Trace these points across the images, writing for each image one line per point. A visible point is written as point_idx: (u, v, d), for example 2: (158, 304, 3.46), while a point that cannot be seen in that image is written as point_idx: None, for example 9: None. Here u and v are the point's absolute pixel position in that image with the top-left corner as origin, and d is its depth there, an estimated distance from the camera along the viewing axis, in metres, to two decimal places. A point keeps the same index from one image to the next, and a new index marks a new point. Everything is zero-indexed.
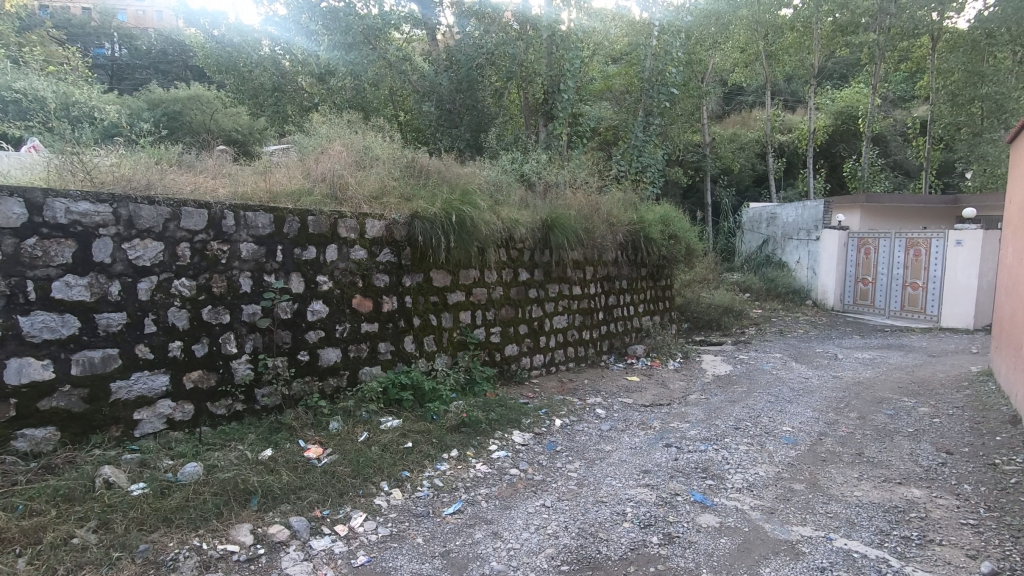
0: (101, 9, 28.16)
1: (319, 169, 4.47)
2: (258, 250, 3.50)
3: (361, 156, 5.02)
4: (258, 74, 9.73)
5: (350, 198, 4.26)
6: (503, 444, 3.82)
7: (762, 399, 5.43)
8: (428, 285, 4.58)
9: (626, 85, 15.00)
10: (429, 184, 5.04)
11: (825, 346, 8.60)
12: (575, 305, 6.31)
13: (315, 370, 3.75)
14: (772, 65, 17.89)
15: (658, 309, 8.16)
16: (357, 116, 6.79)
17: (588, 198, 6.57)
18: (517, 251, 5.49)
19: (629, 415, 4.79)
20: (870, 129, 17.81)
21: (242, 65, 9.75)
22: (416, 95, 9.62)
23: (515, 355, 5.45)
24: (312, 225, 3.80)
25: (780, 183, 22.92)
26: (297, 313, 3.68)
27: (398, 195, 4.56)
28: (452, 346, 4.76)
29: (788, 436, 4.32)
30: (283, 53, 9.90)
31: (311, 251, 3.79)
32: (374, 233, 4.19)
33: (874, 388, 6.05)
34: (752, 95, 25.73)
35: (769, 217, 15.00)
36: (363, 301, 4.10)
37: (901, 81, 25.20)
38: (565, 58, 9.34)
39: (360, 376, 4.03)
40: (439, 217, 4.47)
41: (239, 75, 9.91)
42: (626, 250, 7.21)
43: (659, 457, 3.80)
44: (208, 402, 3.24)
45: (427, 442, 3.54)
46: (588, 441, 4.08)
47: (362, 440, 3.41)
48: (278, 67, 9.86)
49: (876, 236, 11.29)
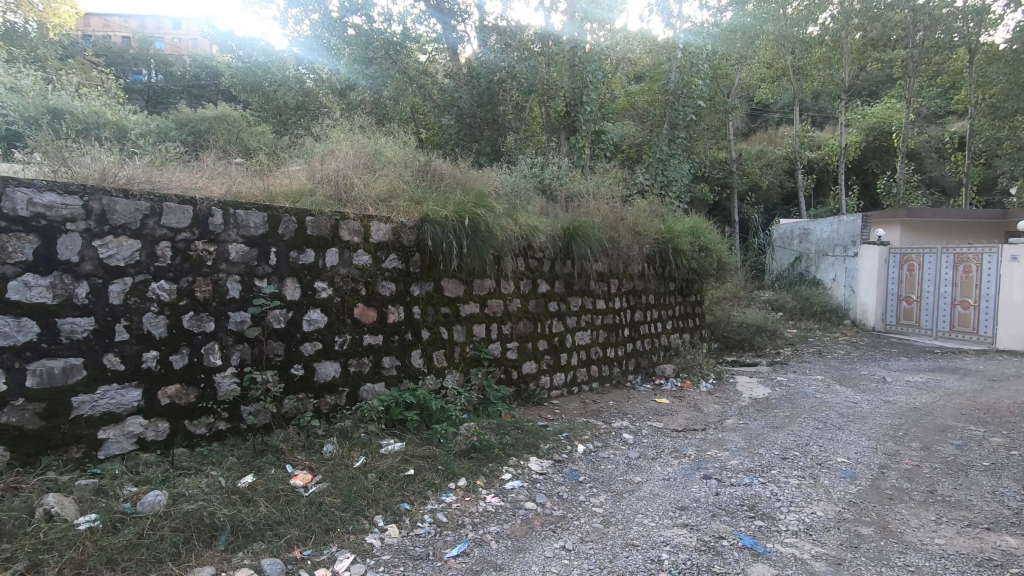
0: (138, 35, 28.98)
1: (323, 170, 4.18)
2: (249, 252, 3.19)
3: (370, 160, 4.71)
4: (281, 93, 9.89)
5: (354, 200, 3.96)
6: (518, 473, 3.37)
7: (808, 425, 4.86)
8: (439, 295, 4.21)
9: (649, 102, 14.70)
10: (442, 187, 4.70)
11: (870, 368, 7.95)
12: (599, 320, 5.87)
13: (310, 387, 3.39)
14: (799, 81, 17.47)
15: (687, 327, 7.65)
16: (371, 123, 6.55)
17: (613, 206, 6.17)
18: (535, 261, 5.11)
19: (659, 441, 4.30)
20: (904, 144, 17.10)
21: (267, 85, 10.02)
22: (434, 107, 9.40)
23: (534, 373, 5.02)
24: (310, 227, 3.48)
25: (810, 201, 22.21)
26: (292, 322, 3.34)
27: (408, 197, 4.23)
28: (464, 362, 4.36)
29: (845, 469, 3.77)
30: (307, 73, 10.12)
31: (309, 255, 3.46)
32: (379, 237, 3.85)
33: (933, 415, 5.42)
34: (778, 112, 25.26)
35: (802, 234, 14.36)
36: (366, 311, 3.75)
37: (935, 97, 24.33)
38: (587, 70, 9.09)
39: (360, 394, 3.64)
40: (450, 221, 4.13)
41: (263, 94, 10.08)
42: (653, 263, 6.77)
43: (696, 491, 3.31)
44: (186, 420, 2.88)
45: (431, 470, 3.13)
46: (615, 471, 3.61)
47: (357, 466, 3.01)
48: (301, 85, 10.03)
49: (920, 252, 10.61)
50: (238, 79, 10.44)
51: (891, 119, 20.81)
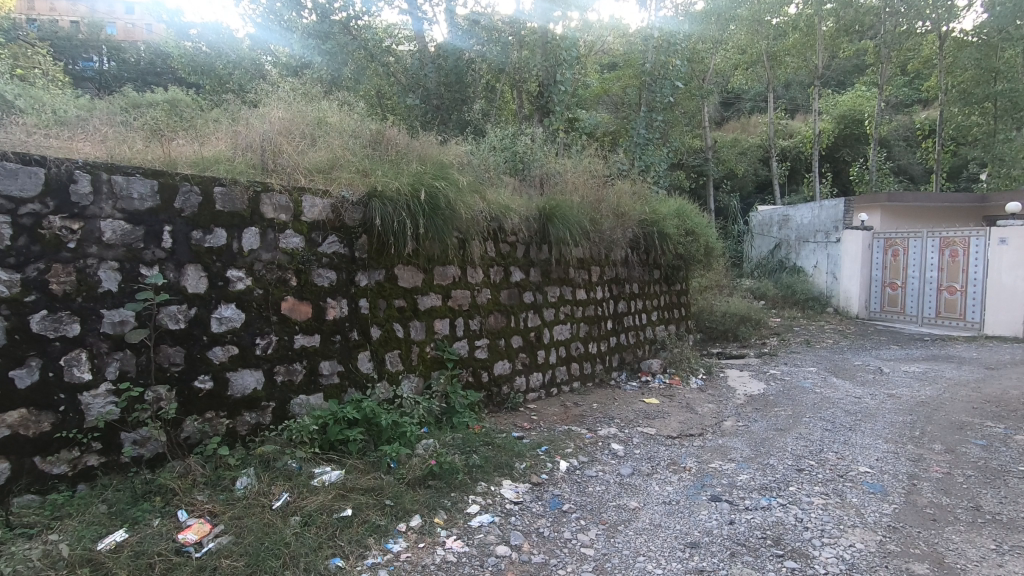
0: (86, 21, 26.88)
1: (247, 135, 3.45)
2: (132, 232, 2.46)
3: (310, 127, 3.98)
4: (235, 75, 9.17)
5: (284, 170, 3.24)
6: (488, 504, 2.71)
7: (816, 426, 4.31)
8: (392, 286, 3.51)
9: (625, 86, 14.09)
10: (396, 157, 3.99)
11: (863, 358, 7.52)
12: (579, 312, 5.24)
13: (221, 404, 2.67)
14: (773, 68, 17.12)
15: (673, 318, 7.09)
16: (320, 92, 5.76)
17: (594, 185, 5.52)
18: (508, 245, 4.45)
19: (654, 452, 3.70)
20: (877, 132, 16.91)
21: (221, 68, 9.33)
22: (396, 86, 8.54)
23: (507, 374, 4.36)
24: (219, 201, 2.76)
25: (784, 188, 22.04)
26: (195, 321, 2.62)
27: (353, 168, 3.53)
28: (424, 364, 3.68)
29: (872, 482, 3.23)
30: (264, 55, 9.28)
31: (218, 236, 2.75)
32: (314, 214, 3.15)
33: (943, 410, 4.95)
34: (751, 101, 25.05)
35: (782, 220, 14.00)
36: (298, 306, 3.03)
37: (902, 86, 24.36)
38: (561, 46, 8.22)
39: (291, 409, 2.92)
40: (403, 196, 3.44)
41: (217, 77, 9.37)
42: (636, 248, 6.17)
43: (706, 519, 2.72)
44: (36, 457, 2.16)
45: (375, 508, 2.44)
46: (606, 494, 2.99)
47: (276, 509, 2.32)
48: (259, 69, 9.23)
49: (905, 236, 10.29)
50: (186, 60, 9.56)
51: (863, 107, 20.69)
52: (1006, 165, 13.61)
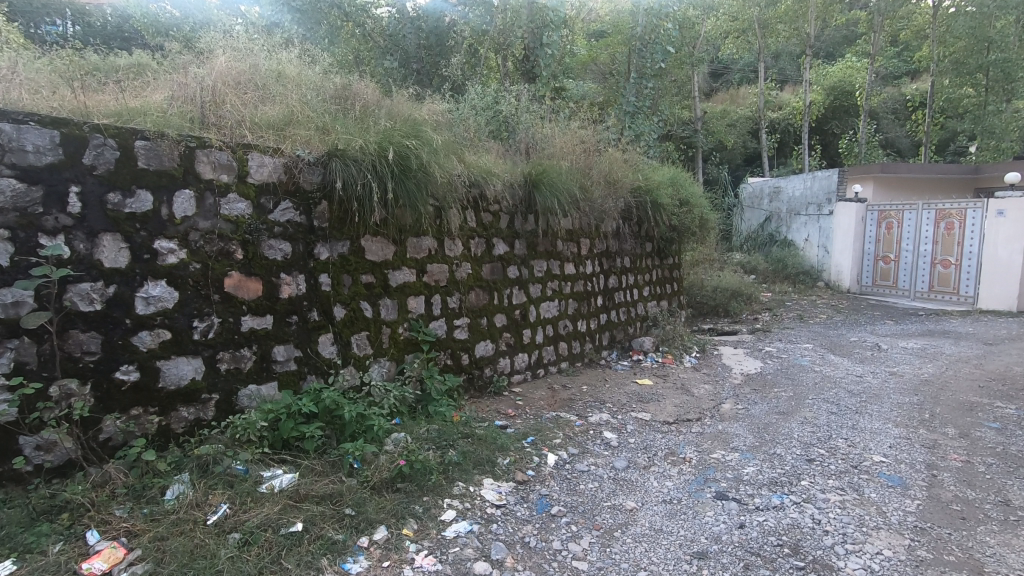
0: None
1: (185, 85, 2.96)
2: (26, 193, 2.03)
3: (262, 79, 3.48)
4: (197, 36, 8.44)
5: (227, 124, 2.78)
6: (466, 508, 2.37)
7: (821, 410, 4.03)
8: (357, 259, 3.09)
9: (612, 54, 13.49)
10: (363, 113, 3.53)
11: (859, 334, 7.29)
12: (568, 288, 4.88)
13: (150, 398, 2.27)
14: (765, 36, 16.48)
15: (666, 294, 6.76)
16: (281, 44, 5.18)
17: (583, 150, 5.09)
18: (489, 215, 4.04)
19: (650, 441, 3.38)
20: (867, 103, 16.49)
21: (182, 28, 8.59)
22: (374, 52, 7.67)
23: (490, 356, 3.99)
24: (142, 158, 2.31)
25: (773, 161, 21.70)
26: (116, 301, 2.21)
27: (311, 123, 3.07)
28: (396, 347, 3.30)
29: (890, 474, 2.93)
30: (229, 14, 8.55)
31: (142, 200, 2.31)
32: (263, 176, 2.70)
33: (949, 390, 4.69)
34: (740, 72, 24.48)
35: (772, 192, 13.68)
36: (245, 283, 2.61)
37: (892, 57, 23.90)
38: (547, 6, 7.59)
39: (237, 402, 2.53)
40: (368, 155, 3.02)
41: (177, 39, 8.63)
42: (628, 219, 5.79)
43: (713, 522, 2.40)
44: None
45: (332, 520, 2.09)
46: (600, 493, 2.66)
47: (210, 525, 1.95)
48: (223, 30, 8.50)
49: (900, 209, 10.03)
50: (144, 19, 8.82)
51: (854, 78, 20.26)
52: (995, 137, 13.34)
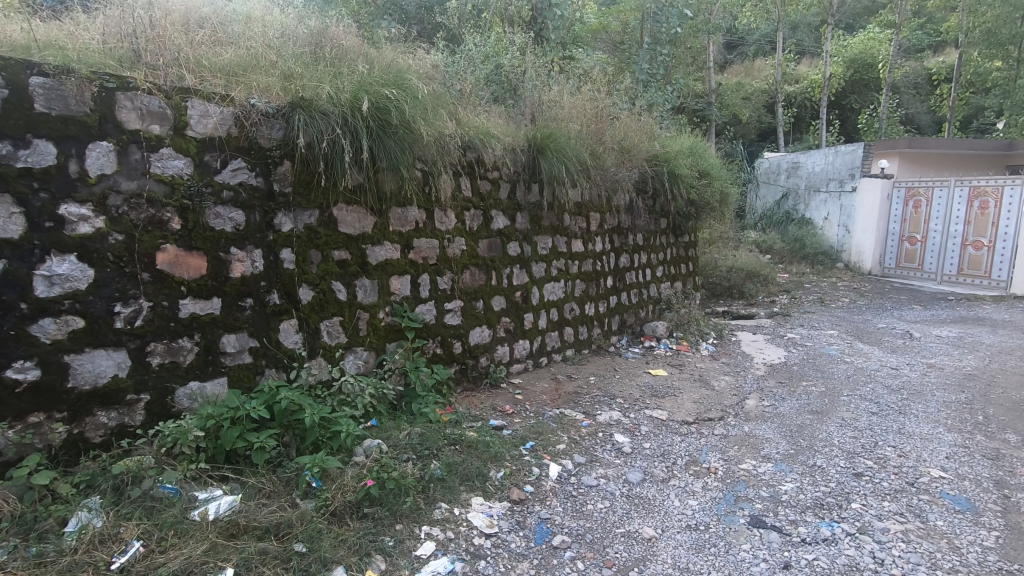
0: None
1: (117, 18, 2.45)
2: None
3: (222, 19, 2.96)
4: None
5: (165, 65, 2.28)
6: (449, 539, 1.94)
7: (860, 409, 3.57)
8: (329, 232, 2.61)
9: (622, 19, 12.77)
10: (338, 60, 3.00)
11: (887, 320, 6.77)
12: (575, 268, 4.40)
13: (56, 402, 1.84)
14: (784, 4, 15.52)
15: (680, 274, 6.25)
16: None
17: (595, 112, 4.55)
18: (488, 183, 3.54)
19: (669, 445, 2.93)
20: (890, 77, 15.61)
21: None
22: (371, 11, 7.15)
23: (486, 344, 3.53)
24: (39, 100, 1.83)
25: (788, 137, 20.83)
26: (7, 281, 1.76)
27: (273, 68, 2.56)
28: (376, 335, 2.84)
29: (955, 496, 2.47)
30: None
31: (42, 153, 1.83)
32: (206, 128, 2.20)
33: (998, 387, 4.20)
34: (754, 44, 23.40)
35: (790, 167, 13.01)
36: (184, 259, 2.14)
37: (916, 28, 22.68)
38: None
39: (174, 404, 2.09)
40: (338, 107, 2.52)
41: None
42: (642, 192, 5.27)
43: (751, 561, 1.95)
44: None
45: (273, 563, 1.65)
46: (611, 517, 2.21)
47: (113, 572, 1.54)
48: None
49: (930, 186, 9.41)
50: None
51: (876, 49, 19.24)
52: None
